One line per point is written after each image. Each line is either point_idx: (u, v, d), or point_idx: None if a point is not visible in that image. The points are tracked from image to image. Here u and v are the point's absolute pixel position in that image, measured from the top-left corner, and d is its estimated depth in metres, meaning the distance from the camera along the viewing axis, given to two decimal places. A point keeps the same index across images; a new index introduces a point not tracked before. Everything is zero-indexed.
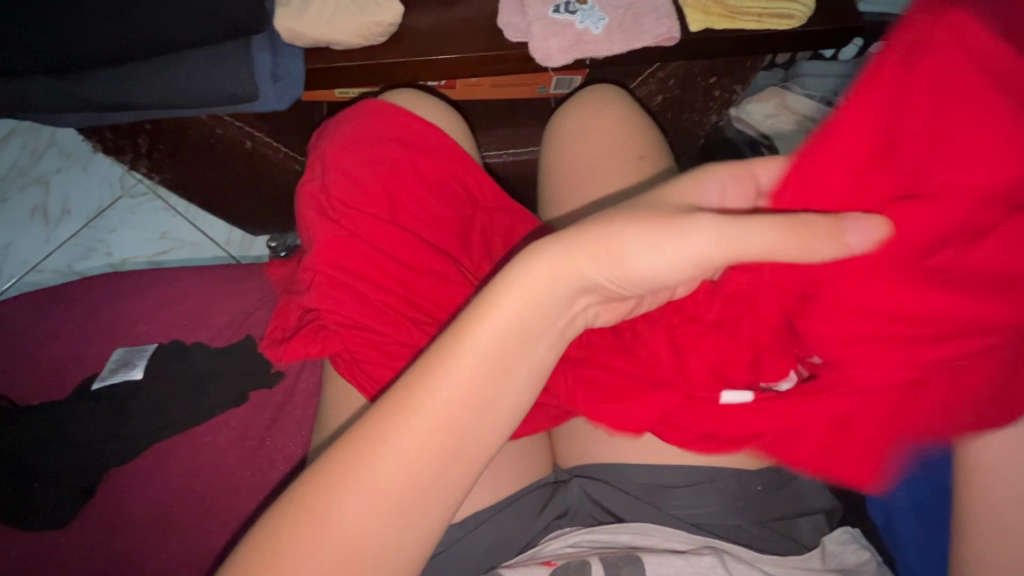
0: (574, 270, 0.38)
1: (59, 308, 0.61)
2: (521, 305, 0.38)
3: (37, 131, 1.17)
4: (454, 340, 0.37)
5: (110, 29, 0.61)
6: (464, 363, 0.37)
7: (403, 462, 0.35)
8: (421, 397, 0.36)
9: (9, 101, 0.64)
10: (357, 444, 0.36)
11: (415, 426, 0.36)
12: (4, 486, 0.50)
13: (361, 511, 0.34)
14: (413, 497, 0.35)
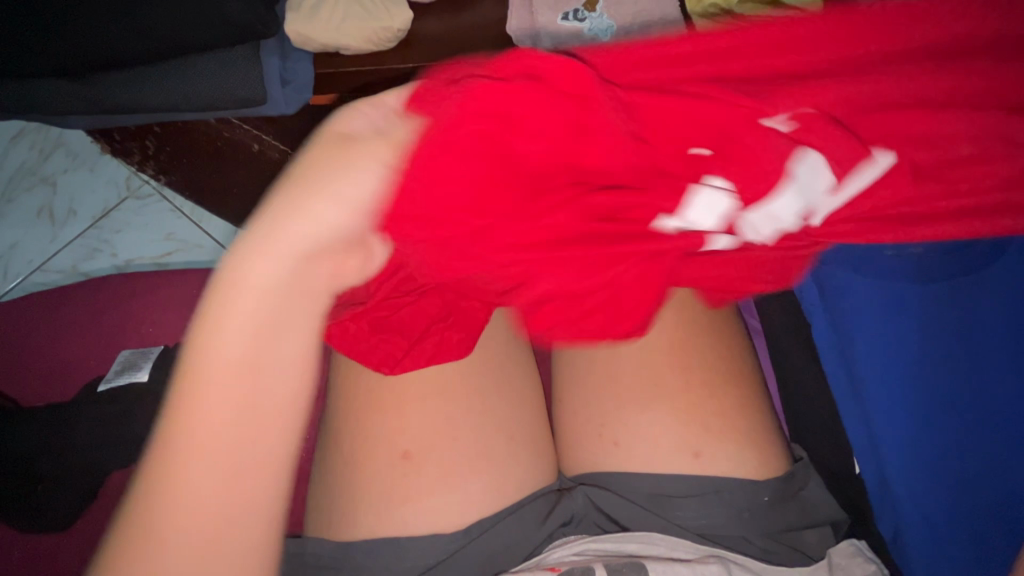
0: (274, 241, 0.30)
1: (67, 307, 0.61)
2: (246, 284, 0.29)
3: (44, 131, 1.17)
4: (204, 347, 0.29)
5: (123, 33, 0.61)
6: (228, 340, 0.29)
7: (203, 469, 0.28)
8: (190, 404, 0.29)
9: (21, 102, 0.65)
10: (146, 487, 0.28)
11: (202, 425, 0.28)
12: (8, 487, 0.50)
13: (186, 546, 0.28)
14: (237, 501, 0.29)
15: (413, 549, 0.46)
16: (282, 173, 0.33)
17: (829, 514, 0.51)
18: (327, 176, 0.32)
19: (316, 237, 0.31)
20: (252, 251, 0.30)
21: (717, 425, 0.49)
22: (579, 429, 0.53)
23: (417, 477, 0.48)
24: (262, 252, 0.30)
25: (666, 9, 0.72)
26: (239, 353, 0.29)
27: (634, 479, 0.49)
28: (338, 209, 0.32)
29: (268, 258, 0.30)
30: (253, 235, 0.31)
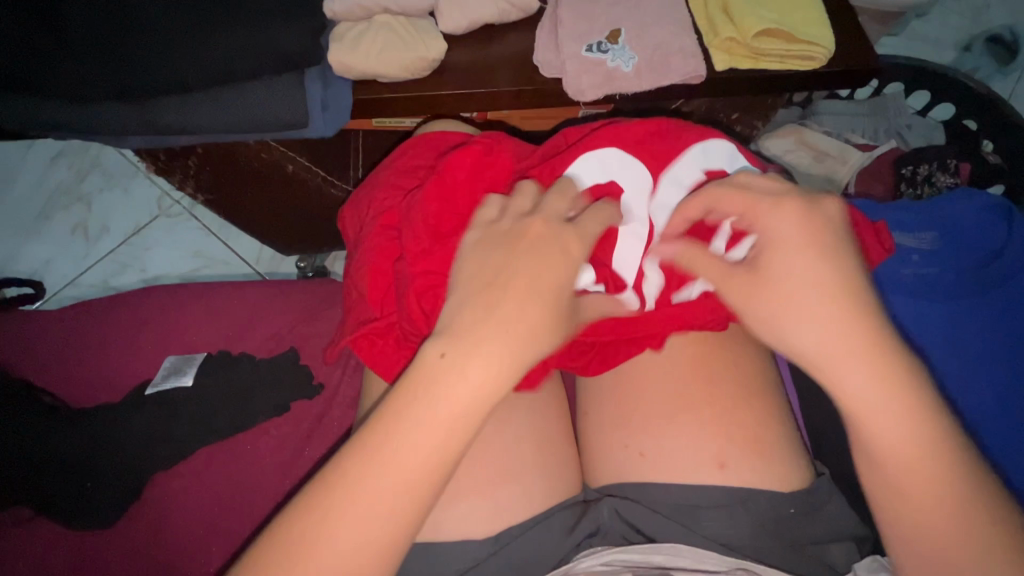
0: (496, 292, 0.38)
1: (112, 316, 0.64)
2: (496, 327, 0.37)
3: (82, 152, 1.23)
4: (431, 410, 0.35)
5: (181, 63, 0.66)
6: (479, 364, 0.36)
7: (416, 447, 0.35)
8: (412, 415, 0.35)
9: (82, 125, 0.69)
10: (364, 450, 0.35)
11: (432, 409, 0.35)
12: (60, 487, 0.52)
13: (383, 504, 0.34)
14: (418, 485, 0.35)
15: (446, 552, 0.47)
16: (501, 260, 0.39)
17: (856, 530, 0.51)
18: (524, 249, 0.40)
19: (539, 277, 0.39)
20: (500, 292, 0.38)
21: (741, 435, 0.51)
22: (604, 440, 0.54)
23: (450, 481, 0.49)
24: (527, 303, 0.38)
25: (686, 42, 0.76)
26: (466, 399, 0.36)
27: (661, 491, 0.50)
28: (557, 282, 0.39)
29: (525, 299, 0.38)
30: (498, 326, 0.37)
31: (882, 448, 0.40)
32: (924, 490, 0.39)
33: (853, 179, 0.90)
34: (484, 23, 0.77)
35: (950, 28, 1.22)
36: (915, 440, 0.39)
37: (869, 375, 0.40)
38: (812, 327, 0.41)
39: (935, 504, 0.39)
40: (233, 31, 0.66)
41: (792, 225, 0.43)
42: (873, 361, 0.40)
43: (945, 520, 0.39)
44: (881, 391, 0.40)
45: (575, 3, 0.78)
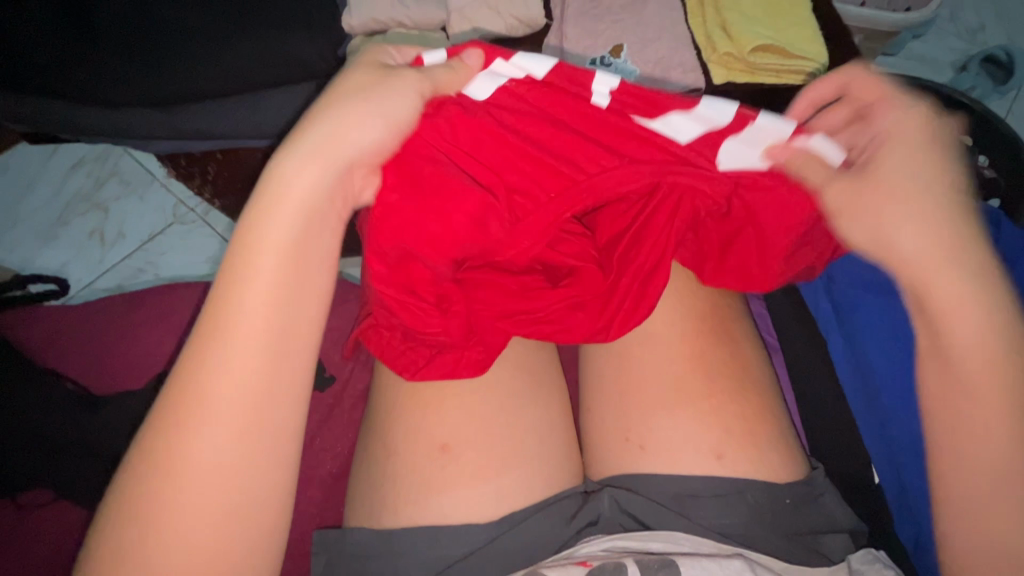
0: (315, 151, 0.39)
1: (135, 309, 0.67)
2: (297, 186, 0.38)
3: (101, 160, 1.27)
4: (247, 250, 0.36)
5: (208, 71, 0.70)
6: (275, 241, 0.36)
7: (244, 355, 0.35)
8: (217, 339, 0.35)
9: (115, 129, 0.73)
10: (178, 390, 0.34)
11: (241, 312, 0.35)
12: (84, 471, 0.54)
13: (221, 425, 0.34)
14: (258, 389, 0.35)
15: (450, 536, 0.49)
16: (298, 114, 0.41)
17: (851, 522, 0.52)
18: (372, 103, 0.41)
19: (353, 119, 0.40)
20: (309, 142, 0.39)
21: (737, 428, 0.52)
22: (604, 433, 0.56)
23: (456, 466, 0.51)
24: (344, 137, 0.40)
25: (685, 57, 0.80)
26: (267, 289, 0.36)
27: (659, 480, 0.52)
28: (382, 121, 0.42)
29: (328, 147, 0.39)
30: (302, 140, 0.39)
31: (956, 362, 0.42)
32: (993, 409, 0.41)
33: None
34: (493, 37, 0.81)
35: (945, 48, 1.26)
36: (976, 355, 0.41)
37: (960, 309, 0.41)
38: (915, 267, 0.42)
39: (996, 419, 0.41)
40: (257, 39, 0.70)
41: (910, 130, 0.46)
42: (981, 306, 0.41)
43: (1015, 447, 0.40)
44: (983, 325, 0.41)
45: (579, 21, 0.82)
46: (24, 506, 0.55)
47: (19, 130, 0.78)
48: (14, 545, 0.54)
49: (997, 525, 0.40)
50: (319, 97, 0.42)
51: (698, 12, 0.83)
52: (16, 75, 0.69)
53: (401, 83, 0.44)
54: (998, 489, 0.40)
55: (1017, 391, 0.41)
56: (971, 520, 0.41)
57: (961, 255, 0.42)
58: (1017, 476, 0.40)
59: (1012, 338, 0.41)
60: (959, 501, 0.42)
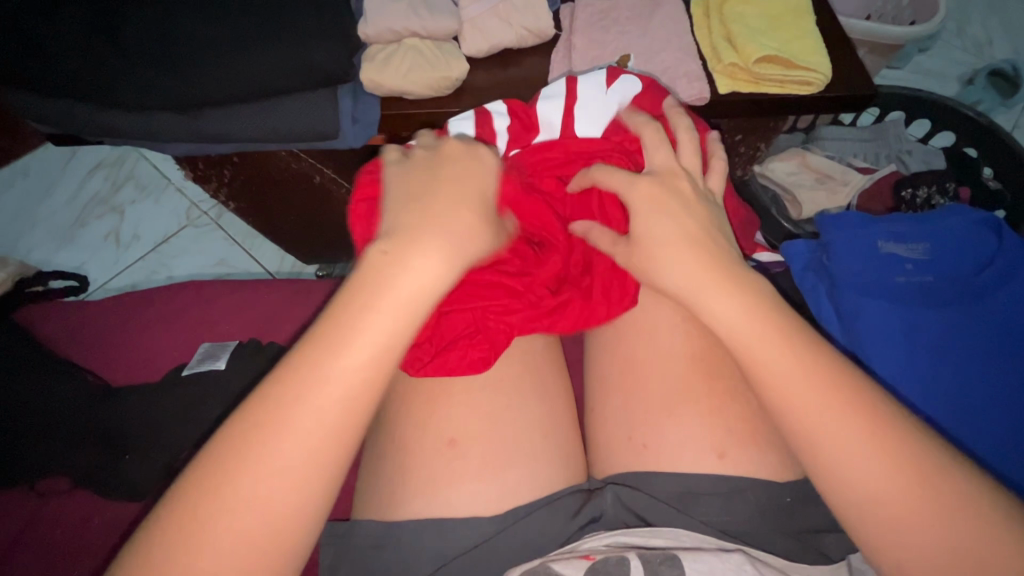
0: (420, 243, 0.44)
1: (155, 305, 0.69)
2: (405, 282, 0.42)
3: (119, 165, 1.31)
4: (339, 329, 0.40)
5: (229, 77, 0.72)
6: (368, 330, 0.40)
7: (308, 435, 0.37)
8: (295, 405, 0.37)
9: (142, 132, 0.77)
10: (243, 438, 0.36)
11: (323, 390, 0.38)
12: (101, 460, 0.56)
13: (265, 492, 0.35)
14: (312, 472, 0.37)
15: (457, 529, 0.50)
16: (406, 196, 0.47)
17: (852, 523, 0.53)
18: (457, 206, 0.47)
19: (434, 218, 0.46)
20: (421, 237, 0.44)
21: (739, 428, 0.53)
22: (609, 433, 0.57)
23: (461, 461, 0.52)
24: (436, 240, 0.44)
25: (691, 67, 0.81)
26: (348, 378, 0.38)
27: (661, 479, 0.53)
28: (472, 228, 0.47)
29: (433, 248, 0.44)
30: (416, 232, 0.44)
31: (775, 399, 0.44)
32: (830, 413, 0.42)
33: (854, 201, 0.93)
34: (503, 47, 0.84)
35: (951, 63, 1.27)
36: (795, 387, 0.43)
37: (778, 358, 0.44)
38: (717, 309, 0.47)
39: (851, 436, 0.41)
40: (273, 44, 0.72)
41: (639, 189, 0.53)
42: (799, 365, 0.44)
43: (884, 465, 0.40)
44: (753, 326, 0.46)
45: (587, 31, 0.84)
46: (42, 494, 0.57)
47: (48, 132, 0.81)
48: (32, 533, 0.55)
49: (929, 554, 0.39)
50: (432, 181, 0.48)
51: (704, 24, 0.86)
52: (49, 80, 0.73)
53: (467, 165, 0.50)
54: (920, 508, 0.39)
55: (851, 400, 0.42)
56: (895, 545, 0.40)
57: (725, 282, 0.48)
58: (899, 483, 0.40)
59: (835, 375, 0.43)
60: (892, 547, 0.39)
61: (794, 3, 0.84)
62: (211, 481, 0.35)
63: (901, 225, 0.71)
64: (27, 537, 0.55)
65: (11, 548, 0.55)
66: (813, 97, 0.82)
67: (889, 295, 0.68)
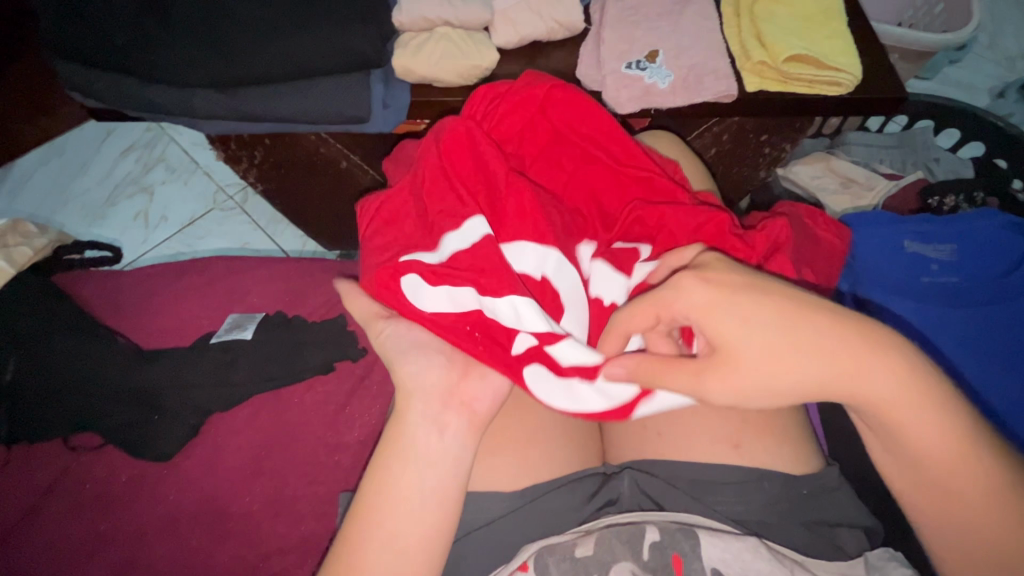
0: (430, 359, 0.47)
1: (188, 277, 0.74)
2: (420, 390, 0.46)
3: (150, 148, 1.33)
4: (391, 440, 0.44)
5: (268, 57, 0.74)
6: (409, 453, 0.44)
7: (392, 543, 0.41)
8: (368, 526, 0.41)
9: (177, 108, 0.79)
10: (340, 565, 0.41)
11: (394, 505, 0.42)
12: (135, 418, 0.62)
13: None
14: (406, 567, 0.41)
15: (473, 504, 0.51)
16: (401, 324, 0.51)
17: (867, 521, 0.53)
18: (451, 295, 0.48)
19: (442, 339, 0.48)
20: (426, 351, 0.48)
21: (756, 419, 0.53)
22: (625, 418, 0.58)
23: (484, 437, 0.53)
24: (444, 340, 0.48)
25: (718, 65, 0.82)
26: (414, 486, 0.43)
27: (677, 465, 0.53)
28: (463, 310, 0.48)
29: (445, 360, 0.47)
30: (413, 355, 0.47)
31: (919, 458, 0.40)
32: (979, 480, 0.39)
33: (880, 206, 0.90)
34: (533, 39, 0.85)
35: (982, 74, 1.26)
36: (935, 441, 0.39)
37: (904, 410, 0.39)
38: (868, 390, 0.39)
39: (979, 495, 0.39)
40: (310, 28, 0.73)
41: (711, 285, 0.41)
42: (907, 419, 0.39)
43: (1010, 509, 0.38)
44: (933, 433, 0.39)
45: (616, 26, 0.85)
46: (74, 449, 0.63)
47: (91, 106, 0.85)
48: (67, 483, 0.61)
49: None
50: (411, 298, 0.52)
51: (734, 22, 0.86)
52: (98, 53, 0.76)
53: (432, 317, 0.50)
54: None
55: (983, 457, 0.39)
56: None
57: (916, 399, 0.39)
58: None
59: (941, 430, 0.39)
60: None
61: (825, 5, 0.84)
62: None
63: (930, 225, 0.71)
64: (62, 486, 0.61)
65: (48, 497, 0.61)
66: (842, 98, 0.81)
67: (913, 295, 0.68)
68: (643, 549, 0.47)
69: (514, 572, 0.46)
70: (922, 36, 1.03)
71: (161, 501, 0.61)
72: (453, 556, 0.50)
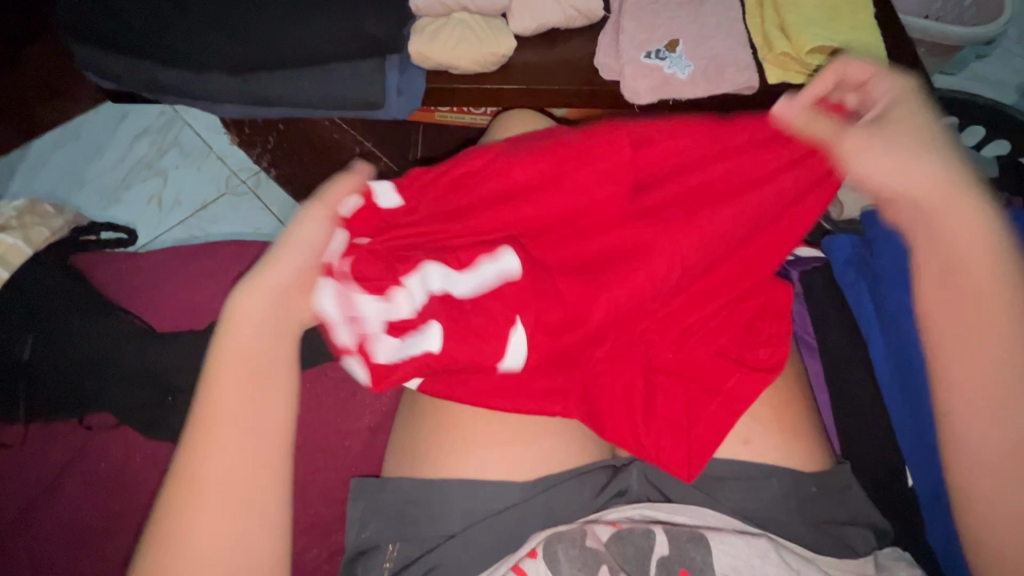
0: (272, 265, 0.45)
1: (203, 261, 0.75)
2: (264, 309, 0.43)
3: (165, 132, 1.33)
4: (231, 368, 0.41)
5: (289, 42, 0.75)
6: (264, 384, 0.41)
7: (241, 460, 0.39)
8: (224, 449, 0.39)
9: (192, 92, 0.79)
10: (186, 497, 0.37)
11: (242, 431, 0.39)
12: (148, 400, 0.63)
13: (220, 533, 0.37)
14: (261, 481, 0.39)
15: (484, 492, 0.50)
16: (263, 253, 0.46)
17: (879, 521, 0.53)
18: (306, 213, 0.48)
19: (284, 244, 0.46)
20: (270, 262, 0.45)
21: (766, 415, 0.53)
22: None
23: (499, 425, 0.52)
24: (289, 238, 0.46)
25: (739, 56, 0.80)
26: (272, 416, 0.41)
27: None
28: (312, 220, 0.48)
29: (278, 280, 0.44)
30: (273, 262, 0.45)
31: (951, 376, 0.45)
32: (989, 305, 0.44)
33: None
34: (551, 27, 0.84)
35: (1010, 71, 1.22)
36: (967, 294, 0.45)
37: (965, 225, 0.45)
38: (910, 174, 0.47)
39: (979, 342, 0.44)
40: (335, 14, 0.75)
41: (896, 94, 0.51)
42: (980, 337, 0.44)
43: (997, 331, 0.44)
44: (967, 267, 0.45)
45: (636, 15, 0.83)
46: (91, 428, 0.64)
47: (107, 88, 0.85)
48: (82, 461, 0.62)
49: (992, 444, 0.43)
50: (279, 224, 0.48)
51: (756, 13, 0.84)
52: (117, 35, 0.76)
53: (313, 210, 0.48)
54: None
55: (998, 340, 0.43)
56: (985, 466, 0.43)
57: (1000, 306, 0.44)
58: (993, 397, 0.43)
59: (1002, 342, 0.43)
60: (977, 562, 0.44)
61: None
62: (181, 514, 0.37)
63: None
64: (78, 464, 0.62)
65: (64, 474, 0.62)
66: None
67: None
68: (649, 565, 0.46)
69: (523, 559, 0.46)
70: (950, 30, 1.00)
71: None
72: (461, 544, 0.50)
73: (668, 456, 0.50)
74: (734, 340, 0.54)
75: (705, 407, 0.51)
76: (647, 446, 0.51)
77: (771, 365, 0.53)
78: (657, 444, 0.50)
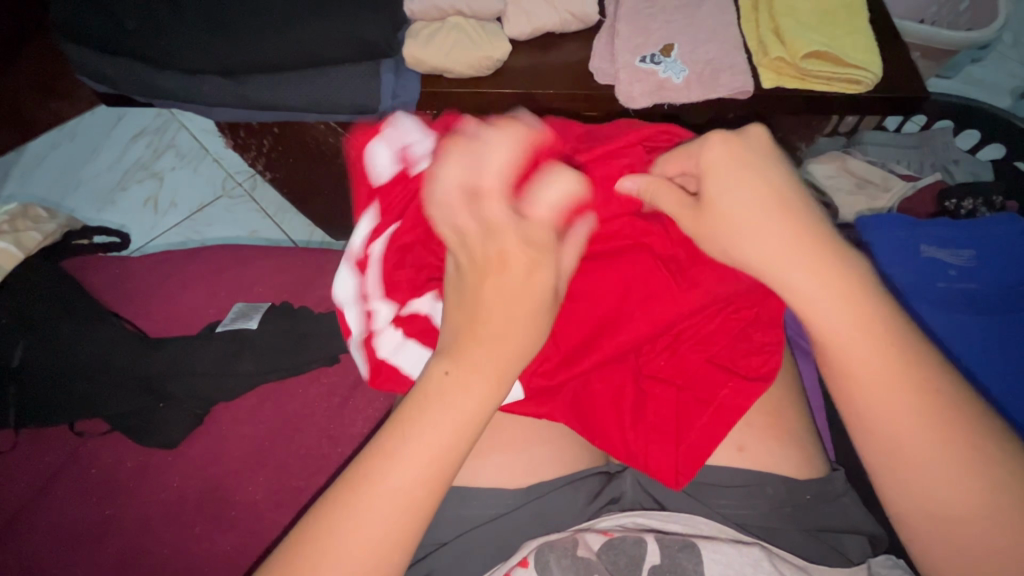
0: (486, 250, 0.38)
1: (196, 265, 0.74)
2: (487, 316, 0.38)
3: (160, 134, 1.33)
4: (438, 367, 0.38)
5: (279, 46, 0.74)
6: (460, 386, 0.37)
7: (409, 461, 0.36)
8: (400, 440, 0.37)
9: (186, 94, 0.79)
10: (348, 483, 0.36)
11: (425, 430, 0.37)
12: (139, 406, 0.63)
13: (374, 532, 0.35)
14: (425, 490, 0.36)
15: (477, 500, 0.50)
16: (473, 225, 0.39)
17: (872, 528, 0.53)
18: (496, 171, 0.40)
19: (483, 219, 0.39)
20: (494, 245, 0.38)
21: (760, 423, 0.52)
22: None
23: (492, 432, 0.52)
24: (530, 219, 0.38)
25: (733, 60, 0.80)
26: (458, 417, 0.37)
27: None
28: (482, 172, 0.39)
29: (509, 274, 0.38)
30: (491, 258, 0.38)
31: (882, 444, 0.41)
32: (880, 376, 0.40)
33: (895, 207, 0.89)
34: (546, 31, 0.84)
35: (1004, 75, 1.23)
36: (860, 353, 0.41)
37: (821, 293, 0.41)
38: (757, 237, 0.42)
39: (885, 405, 0.40)
40: (326, 16, 0.73)
41: (716, 149, 0.43)
42: (894, 385, 0.40)
43: (896, 397, 0.40)
44: (847, 323, 0.41)
45: (631, 18, 0.83)
46: (82, 434, 0.64)
47: (102, 91, 0.85)
48: (72, 468, 0.62)
49: (941, 501, 0.39)
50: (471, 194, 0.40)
51: (751, 18, 0.84)
52: (111, 38, 0.76)
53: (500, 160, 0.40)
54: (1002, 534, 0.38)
55: (910, 381, 0.40)
56: (944, 525, 0.39)
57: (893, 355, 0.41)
58: (932, 446, 0.39)
59: (914, 382, 0.40)
60: None
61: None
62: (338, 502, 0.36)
63: (946, 229, 0.69)
64: (69, 471, 0.62)
65: (55, 481, 0.61)
66: (860, 97, 0.80)
67: (923, 296, 0.67)
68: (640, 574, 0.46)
69: (514, 568, 0.46)
70: (945, 34, 1.00)
71: (164, 488, 0.61)
72: (453, 551, 0.49)
73: (654, 463, 0.50)
74: (728, 348, 0.53)
75: (694, 419, 0.50)
76: (634, 451, 0.50)
77: (763, 373, 0.51)
78: (644, 450, 0.50)
